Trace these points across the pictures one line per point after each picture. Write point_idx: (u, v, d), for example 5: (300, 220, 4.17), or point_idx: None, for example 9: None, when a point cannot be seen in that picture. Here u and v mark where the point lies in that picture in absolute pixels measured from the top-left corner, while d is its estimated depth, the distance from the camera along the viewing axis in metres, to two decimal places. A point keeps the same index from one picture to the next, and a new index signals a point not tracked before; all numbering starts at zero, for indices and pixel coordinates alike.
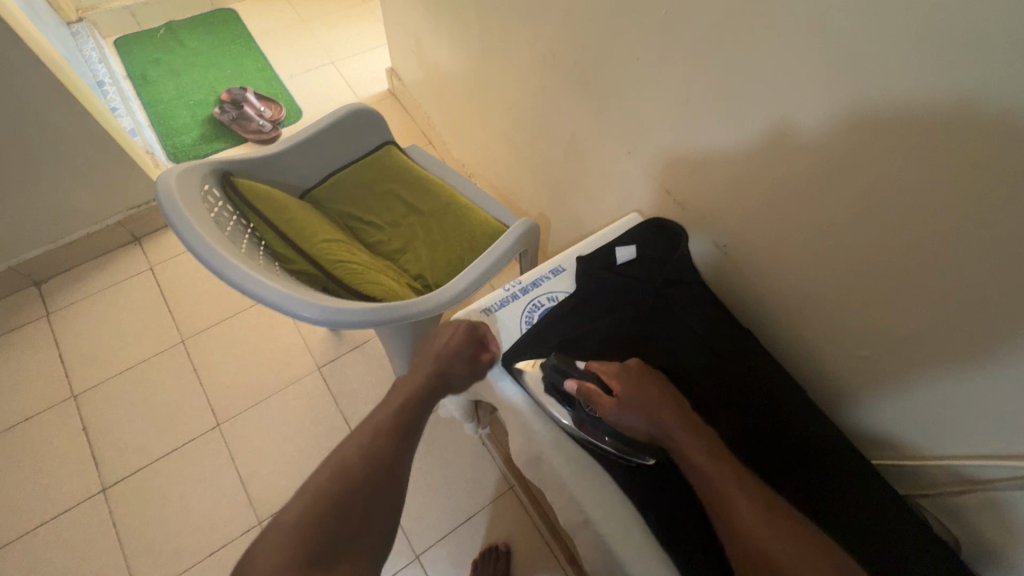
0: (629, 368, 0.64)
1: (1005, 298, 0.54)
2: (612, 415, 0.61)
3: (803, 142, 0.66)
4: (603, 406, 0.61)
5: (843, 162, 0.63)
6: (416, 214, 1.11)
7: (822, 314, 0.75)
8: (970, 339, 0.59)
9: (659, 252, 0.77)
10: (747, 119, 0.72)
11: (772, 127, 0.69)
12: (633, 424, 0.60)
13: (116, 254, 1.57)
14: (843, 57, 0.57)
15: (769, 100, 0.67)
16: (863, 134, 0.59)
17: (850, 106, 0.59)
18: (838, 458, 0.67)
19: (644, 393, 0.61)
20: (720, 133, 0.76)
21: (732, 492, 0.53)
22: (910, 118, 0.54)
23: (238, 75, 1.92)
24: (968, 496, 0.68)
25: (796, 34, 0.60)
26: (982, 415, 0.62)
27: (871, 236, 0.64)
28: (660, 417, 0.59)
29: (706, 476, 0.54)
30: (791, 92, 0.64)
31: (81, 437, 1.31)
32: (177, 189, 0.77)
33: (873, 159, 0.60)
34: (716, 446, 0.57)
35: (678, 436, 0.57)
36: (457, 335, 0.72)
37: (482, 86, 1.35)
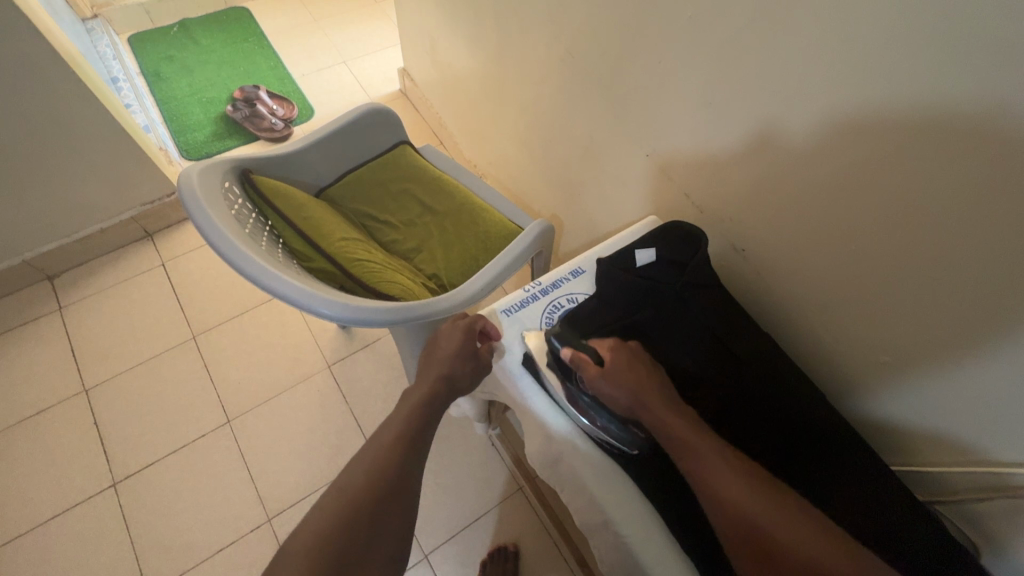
0: (621, 345, 0.64)
1: None
2: (595, 385, 0.62)
3: (825, 149, 0.66)
4: (588, 375, 0.62)
5: (865, 169, 0.63)
6: (431, 214, 1.11)
7: (841, 320, 0.75)
8: (995, 349, 0.59)
9: (680, 254, 0.77)
10: (769, 125, 0.71)
11: (794, 132, 0.69)
12: (614, 395, 0.60)
13: (129, 250, 1.58)
14: (869, 64, 0.57)
15: (792, 106, 0.67)
16: (887, 143, 0.59)
17: (874, 115, 0.59)
18: (859, 465, 0.67)
19: (630, 369, 0.61)
20: (740, 137, 0.76)
21: (710, 464, 0.54)
22: (935, 128, 0.54)
23: (250, 72, 1.93)
24: (988, 504, 0.67)
25: (820, 40, 0.60)
26: (1005, 421, 0.62)
27: (895, 242, 0.63)
28: (643, 391, 0.59)
29: (688, 451, 0.55)
30: (814, 99, 0.64)
31: (92, 431, 1.31)
32: (199, 185, 0.77)
33: (897, 168, 0.59)
34: (697, 424, 0.57)
35: (658, 411, 0.58)
36: (456, 333, 0.71)
37: (496, 87, 1.35)
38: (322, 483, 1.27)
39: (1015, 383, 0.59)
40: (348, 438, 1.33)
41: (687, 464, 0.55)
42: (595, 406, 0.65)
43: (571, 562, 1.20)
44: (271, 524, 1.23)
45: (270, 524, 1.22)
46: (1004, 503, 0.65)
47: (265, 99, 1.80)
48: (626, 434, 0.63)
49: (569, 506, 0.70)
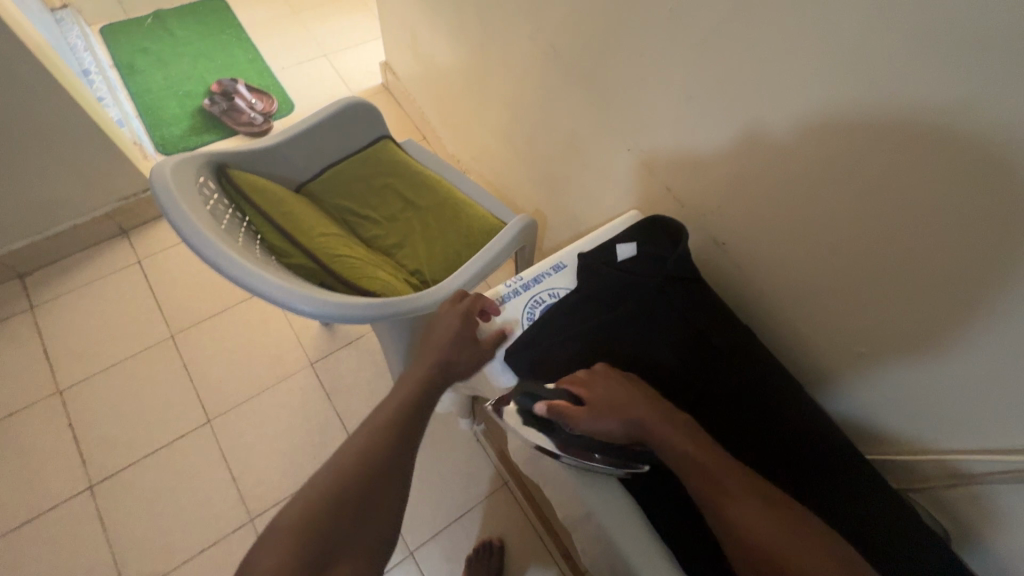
0: (594, 374, 0.64)
1: (1002, 298, 0.55)
2: (587, 426, 0.59)
3: (803, 143, 0.67)
4: (577, 419, 0.59)
5: (841, 163, 0.63)
6: (413, 209, 1.10)
7: (818, 313, 0.76)
8: (965, 337, 0.60)
9: (660, 249, 0.77)
10: (749, 117, 0.72)
11: (773, 126, 0.69)
12: (610, 429, 0.59)
13: (103, 247, 1.54)
14: (844, 57, 0.58)
15: (771, 99, 0.68)
16: (862, 136, 0.60)
17: (850, 109, 0.60)
18: (834, 455, 0.69)
19: (616, 396, 0.61)
20: (720, 130, 0.77)
21: (718, 484, 0.54)
22: (909, 121, 0.55)
23: (228, 65, 1.89)
24: (960, 490, 0.69)
25: (798, 33, 0.61)
26: (977, 408, 0.63)
27: (870, 236, 0.64)
28: (634, 416, 0.59)
29: (694, 471, 0.55)
30: (792, 92, 0.65)
31: (66, 433, 1.28)
32: (173, 180, 0.75)
33: (872, 162, 0.60)
34: (692, 437, 0.58)
35: (656, 433, 0.58)
36: (455, 317, 0.72)
37: (479, 81, 1.34)
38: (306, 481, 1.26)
39: (986, 372, 0.60)
40: (332, 436, 1.32)
41: (697, 487, 0.55)
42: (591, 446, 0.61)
43: (556, 556, 1.21)
44: (254, 524, 1.21)
45: (253, 525, 1.21)
46: (974, 489, 0.67)
47: (244, 93, 1.76)
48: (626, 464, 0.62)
49: (552, 500, 0.71)
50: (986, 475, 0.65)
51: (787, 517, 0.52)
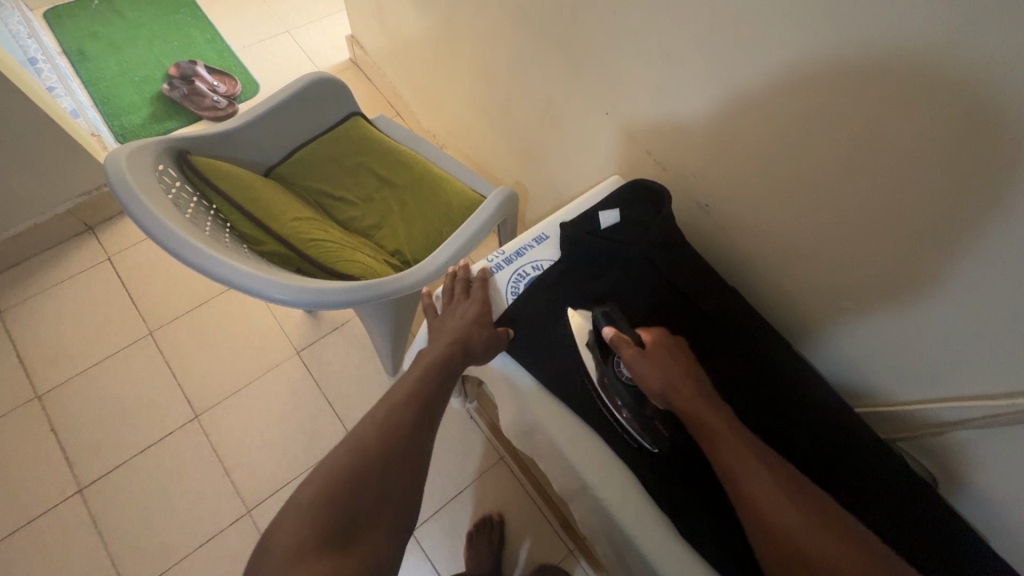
0: (661, 333, 0.64)
1: (982, 247, 0.54)
2: (633, 364, 0.60)
3: (798, 121, 0.64)
4: (626, 355, 0.61)
5: (837, 141, 0.61)
6: (390, 188, 1.07)
7: (805, 268, 0.75)
8: (962, 317, 0.60)
9: (641, 215, 0.74)
10: (738, 93, 0.69)
11: (763, 100, 0.67)
12: (649, 379, 0.59)
13: (69, 245, 1.48)
14: (839, 29, 0.55)
15: (756, 74, 0.66)
16: (863, 117, 0.57)
17: (849, 86, 0.57)
18: (823, 411, 0.69)
19: (672, 362, 0.61)
20: (711, 110, 0.74)
21: (744, 461, 0.54)
22: (912, 99, 0.52)
23: (185, 46, 1.79)
24: (945, 437, 0.69)
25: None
26: (968, 357, 0.62)
27: (852, 188, 0.63)
28: (680, 381, 0.59)
29: (732, 452, 0.54)
30: (784, 65, 0.62)
31: (50, 439, 1.25)
32: (128, 169, 0.71)
33: (870, 141, 0.58)
34: (731, 422, 0.57)
35: (696, 406, 0.57)
36: (470, 310, 0.69)
37: (450, 51, 1.29)
38: (301, 470, 1.26)
39: (966, 320, 0.60)
40: (324, 424, 1.31)
41: (719, 458, 0.54)
42: (623, 393, 0.62)
43: (554, 523, 1.24)
44: (252, 516, 1.21)
45: (250, 516, 1.21)
46: (962, 435, 0.67)
47: (204, 75, 1.68)
48: (644, 427, 0.61)
49: (547, 474, 0.71)
50: (971, 421, 0.64)
51: (801, 506, 0.51)
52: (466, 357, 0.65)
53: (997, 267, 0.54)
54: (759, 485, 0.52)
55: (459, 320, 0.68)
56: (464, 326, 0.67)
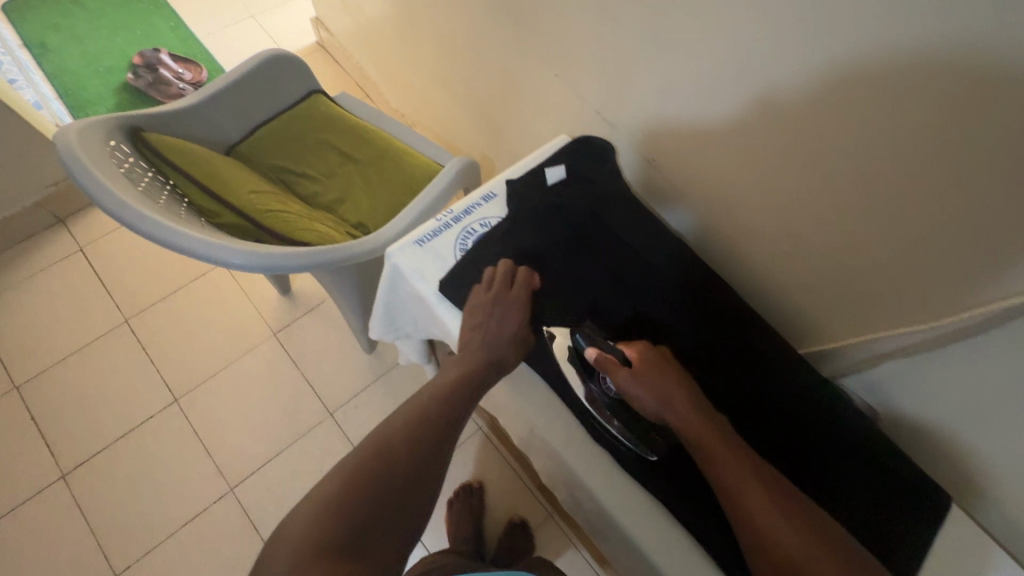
0: (650, 346, 0.63)
1: (934, 177, 0.54)
2: (622, 385, 0.61)
3: (825, 124, 0.61)
4: (614, 375, 0.61)
5: (863, 145, 0.59)
6: (352, 162, 1.07)
7: (749, 216, 0.77)
8: (940, 295, 0.61)
9: (588, 169, 0.77)
10: (766, 102, 0.65)
11: (791, 111, 0.63)
12: (639, 397, 0.60)
13: (41, 238, 1.48)
14: (875, 28, 0.51)
15: (789, 80, 0.62)
16: (901, 126, 0.54)
17: (886, 90, 0.54)
18: (764, 347, 0.72)
19: (661, 374, 0.60)
20: (734, 117, 0.70)
21: (732, 474, 0.53)
22: (957, 105, 0.49)
23: (149, 35, 1.78)
24: (882, 368, 0.71)
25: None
26: (911, 289, 0.63)
27: (812, 125, 0.62)
28: (673, 397, 0.58)
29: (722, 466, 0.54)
30: (817, 66, 0.58)
31: (30, 427, 1.27)
32: (78, 145, 0.72)
33: (904, 149, 0.55)
34: (727, 435, 0.56)
35: (688, 420, 0.57)
36: (511, 318, 0.65)
37: (411, 26, 1.29)
38: (281, 448, 1.28)
39: (916, 251, 0.60)
40: (303, 402, 1.33)
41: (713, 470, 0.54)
42: (616, 409, 0.64)
43: (532, 487, 1.27)
44: (234, 493, 1.23)
45: (233, 494, 1.23)
46: (899, 364, 0.69)
47: (169, 63, 1.67)
48: (642, 438, 0.63)
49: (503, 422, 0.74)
50: (916, 345, 0.65)
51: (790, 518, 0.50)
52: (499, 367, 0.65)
53: (946, 196, 0.54)
54: (749, 498, 0.52)
55: (499, 330, 0.65)
56: (501, 339, 0.65)
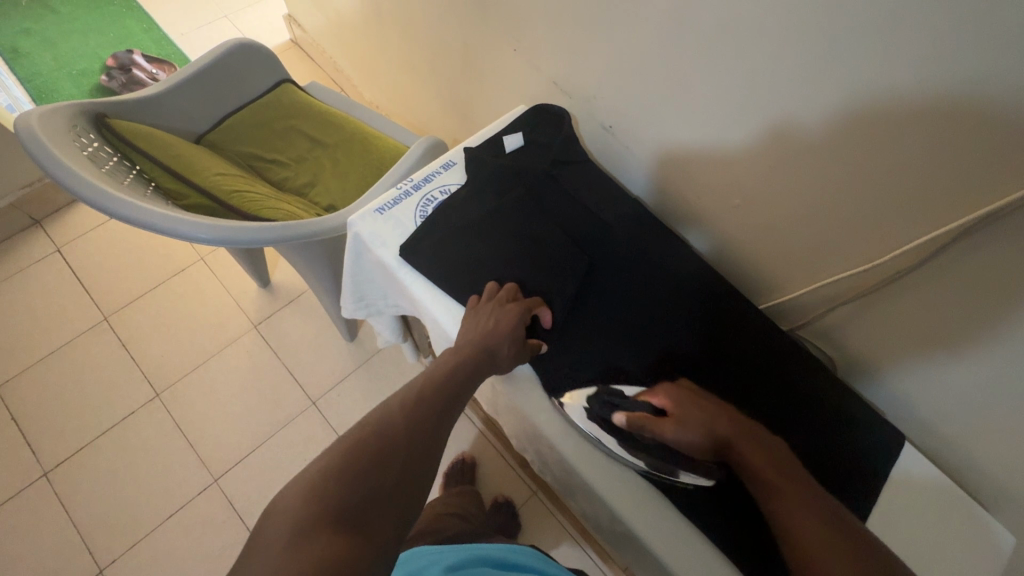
0: (676, 385, 0.62)
1: (873, 117, 0.56)
2: (666, 433, 0.58)
3: (832, 152, 0.62)
4: (654, 428, 0.59)
5: (856, 166, 0.60)
6: (321, 146, 1.09)
7: (700, 176, 0.79)
8: (874, 258, 0.65)
9: (543, 136, 0.79)
10: (783, 133, 0.65)
11: (803, 142, 0.64)
12: (690, 442, 0.57)
13: (17, 240, 1.47)
14: (900, 68, 0.52)
15: (808, 115, 0.62)
16: (900, 151, 0.56)
17: (900, 127, 0.54)
18: (723, 299, 0.73)
19: (702, 412, 0.58)
20: (747, 142, 0.70)
21: (796, 515, 0.48)
22: (953, 138, 0.51)
23: (121, 37, 1.78)
24: (831, 315, 0.73)
25: (844, 26, 0.53)
26: (852, 233, 0.65)
27: (757, 77, 0.64)
28: (721, 433, 0.55)
29: (778, 501, 0.50)
30: (838, 104, 0.58)
31: (10, 427, 1.26)
32: (38, 125, 0.73)
33: (900, 174, 0.57)
34: (789, 464, 0.53)
35: (743, 453, 0.54)
36: (508, 321, 0.64)
37: (376, 15, 1.30)
38: (265, 438, 1.28)
39: (856, 194, 0.62)
40: (285, 392, 1.33)
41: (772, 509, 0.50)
42: (657, 453, 0.62)
43: (516, 467, 1.28)
44: (219, 485, 1.23)
45: (217, 485, 1.23)
46: (846, 309, 0.71)
47: (142, 63, 1.68)
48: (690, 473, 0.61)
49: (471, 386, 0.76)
50: (859, 286, 0.67)
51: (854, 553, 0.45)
52: (490, 366, 0.62)
53: (881, 135, 0.56)
54: (817, 539, 0.46)
55: (494, 327, 0.63)
56: (495, 337, 0.63)
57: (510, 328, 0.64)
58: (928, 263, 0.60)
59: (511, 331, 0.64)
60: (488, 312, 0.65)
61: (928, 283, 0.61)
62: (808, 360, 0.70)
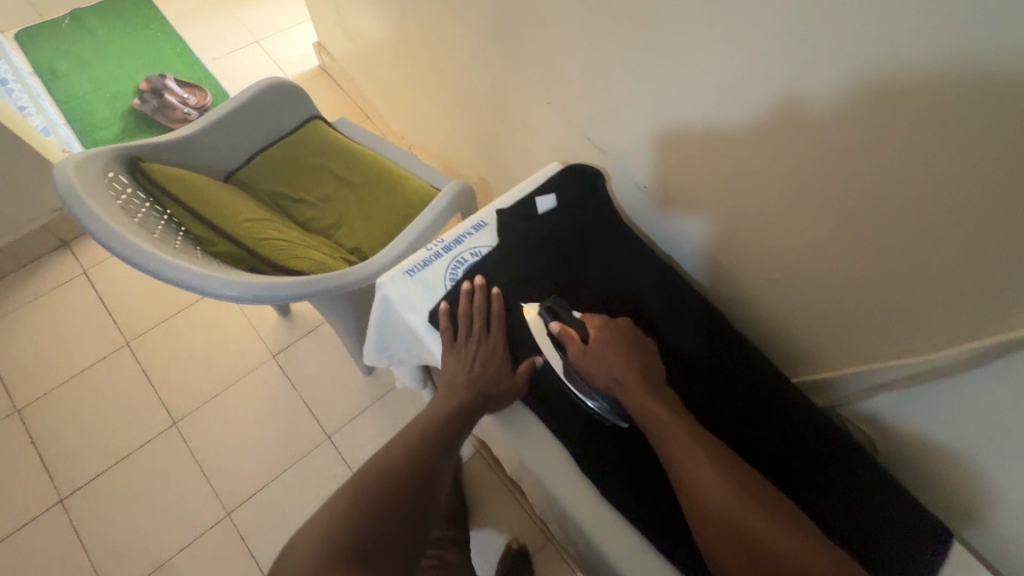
0: (610, 323, 0.67)
1: (934, 214, 0.53)
2: (576, 359, 0.64)
3: (840, 133, 0.56)
4: (571, 351, 0.65)
5: (899, 218, 0.56)
6: (348, 187, 1.08)
7: (739, 243, 0.77)
8: (923, 350, 0.62)
9: (578, 197, 0.78)
10: (818, 159, 0.60)
11: (811, 117, 0.58)
12: (596, 373, 0.63)
13: (45, 261, 1.50)
14: (982, 154, 0.47)
15: (821, 91, 0.55)
16: (948, 211, 0.52)
17: (922, 110, 0.49)
18: (765, 378, 0.70)
19: (615, 349, 0.64)
20: (774, 164, 0.65)
21: (681, 451, 0.57)
22: (1015, 210, 0.47)
23: (155, 61, 1.82)
24: (875, 399, 0.71)
25: (905, 62, 0.48)
26: (904, 325, 0.63)
27: (804, 160, 0.61)
28: (623, 377, 0.62)
29: (665, 438, 0.58)
30: (893, 154, 0.53)
31: (30, 450, 1.27)
32: (76, 176, 0.73)
33: (915, 168, 0.52)
34: (676, 412, 0.60)
35: (633, 399, 0.61)
36: (493, 355, 0.66)
37: (407, 51, 1.31)
38: (279, 472, 1.27)
39: (909, 290, 0.60)
40: (301, 424, 1.33)
41: (661, 445, 0.58)
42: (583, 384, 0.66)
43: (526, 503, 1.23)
44: (230, 518, 1.22)
45: (229, 519, 1.22)
46: (890, 396, 0.69)
47: (174, 88, 1.70)
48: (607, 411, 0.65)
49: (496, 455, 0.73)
50: (904, 377, 0.65)
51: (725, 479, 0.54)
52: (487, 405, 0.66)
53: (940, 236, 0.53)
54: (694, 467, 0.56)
55: (481, 366, 0.66)
56: (485, 375, 0.65)
57: (496, 364, 0.66)
58: (982, 367, 0.57)
59: (498, 365, 0.66)
60: (472, 347, 0.67)
61: (982, 386, 0.58)
62: (856, 448, 0.67)
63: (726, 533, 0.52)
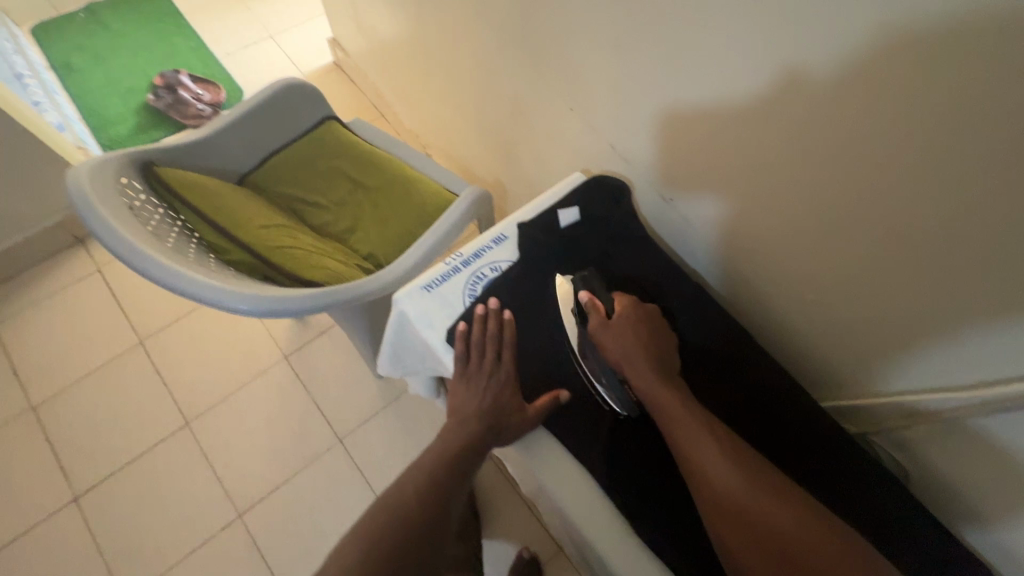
0: (633, 306, 0.66)
1: (991, 245, 0.49)
2: (597, 331, 0.64)
3: (853, 116, 0.53)
4: (592, 322, 0.64)
5: (944, 237, 0.52)
6: (363, 190, 1.06)
7: (769, 261, 0.73)
8: (973, 384, 0.58)
9: (602, 211, 0.75)
10: (860, 179, 0.56)
11: (820, 97, 0.55)
12: (613, 349, 0.62)
13: (60, 257, 1.50)
14: None
15: (866, 114, 0.52)
16: (998, 231, 0.48)
17: (984, 139, 0.45)
18: (793, 404, 0.68)
19: (634, 330, 0.63)
20: (812, 183, 0.61)
21: (691, 435, 0.56)
22: None
23: (169, 55, 1.80)
24: (913, 430, 0.68)
25: (966, 85, 0.44)
26: (952, 356, 0.59)
27: (846, 181, 0.58)
28: (637, 357, 0.61)
29: (674, 421, 0.57)
30: (948, 179, 0.49)
31: (45, 447, 1.28)
32: (88, 181, 0.72)
33: (973, 197, 0.48)
34: (684, 396, 0.59)
35: (645, 378, 0.60)
36: (504, 388, 0.64)
37: (423, 50, 1.28)
38: (290, 475, 1.27)
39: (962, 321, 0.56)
40: (312, 427, 1.32)
41: (669, 429, 0.57)
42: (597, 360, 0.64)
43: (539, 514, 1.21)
44: (242, 521, 1.22)
45: (241, 521, 1.22)
46: (930, 427, 0.66)
47: (188, 83, 1.69)
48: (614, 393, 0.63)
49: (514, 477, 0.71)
50: (949, 409, 0.62)
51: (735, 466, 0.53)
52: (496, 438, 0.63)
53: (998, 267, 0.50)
54: (704, 452, 0.54)
55: (491, 398, 0.64)
56: (495, 407, 0.63)
57: (507, 397, 0.64)
58: None
59: (509, 398, 0.64)
60: (483, 376, 0.65)
61: None
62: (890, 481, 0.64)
63: (733, 518, 0.51)
